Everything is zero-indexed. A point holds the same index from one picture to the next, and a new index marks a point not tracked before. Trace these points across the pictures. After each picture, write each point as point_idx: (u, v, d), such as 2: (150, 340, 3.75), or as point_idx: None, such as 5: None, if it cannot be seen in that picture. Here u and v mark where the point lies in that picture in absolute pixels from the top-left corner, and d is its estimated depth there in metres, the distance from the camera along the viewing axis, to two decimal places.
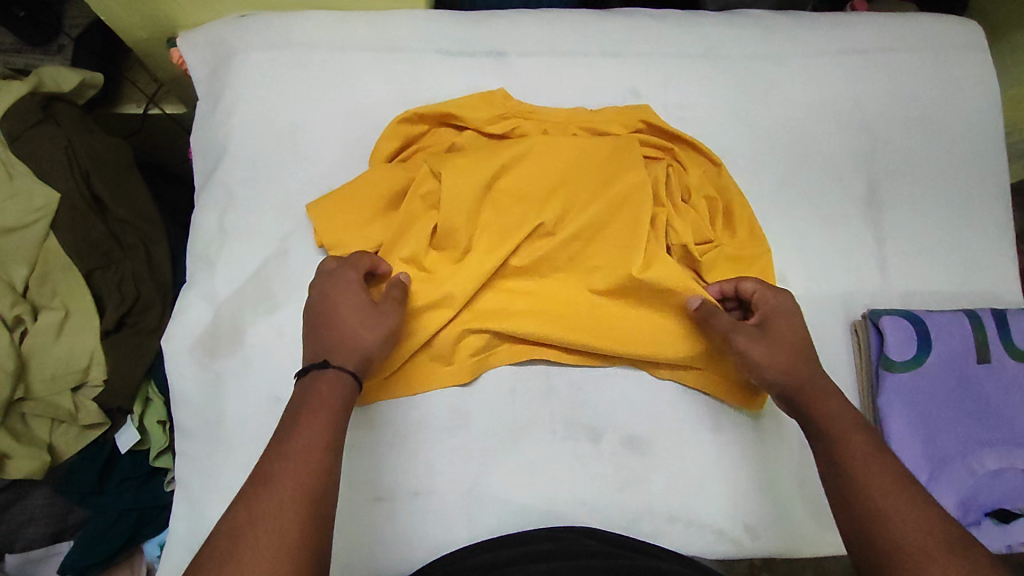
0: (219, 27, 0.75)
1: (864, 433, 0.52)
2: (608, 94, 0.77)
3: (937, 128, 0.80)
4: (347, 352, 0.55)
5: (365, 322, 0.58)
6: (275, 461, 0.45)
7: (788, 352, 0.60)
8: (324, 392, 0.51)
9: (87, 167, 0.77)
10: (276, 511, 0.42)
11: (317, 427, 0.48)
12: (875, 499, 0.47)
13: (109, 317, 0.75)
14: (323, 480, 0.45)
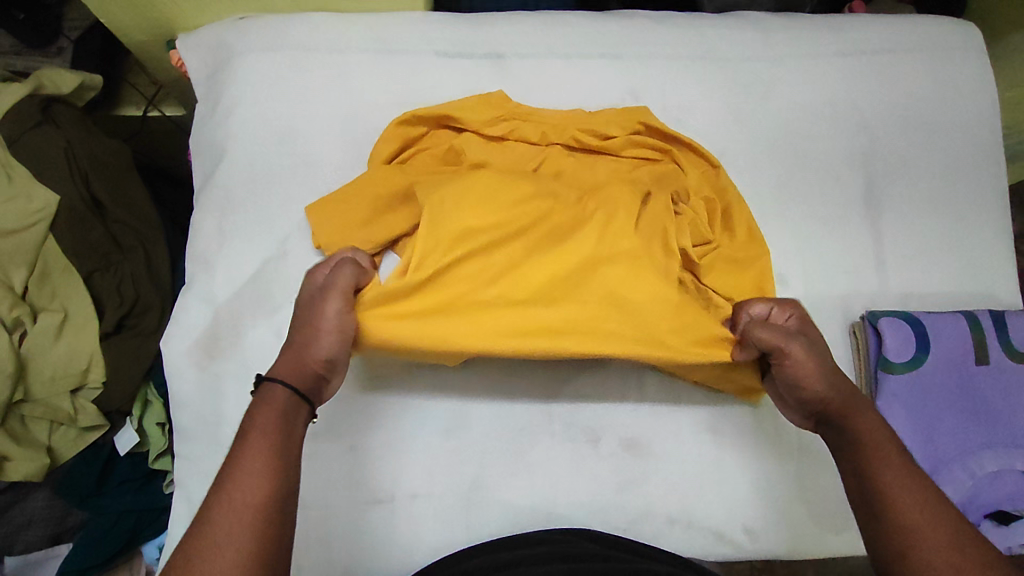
0: (218, 29, 0.76)
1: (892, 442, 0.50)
2: (607, 96, 0.77)
3: (935, 130, 0.80)
4: (291, 365, 0.52)
5: (326, 337, 0.54)
6: (214, 503, 0.41)
7: (828, 370, 0.55)
8: (264, 410, 0.47)
9: (87, 169, 0.77)
10: (215, 561, 0.38)
11: (259, 456, 0.44)
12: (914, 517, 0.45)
13: (108, 319, 0.75)
14: (271, 501, 0.42)
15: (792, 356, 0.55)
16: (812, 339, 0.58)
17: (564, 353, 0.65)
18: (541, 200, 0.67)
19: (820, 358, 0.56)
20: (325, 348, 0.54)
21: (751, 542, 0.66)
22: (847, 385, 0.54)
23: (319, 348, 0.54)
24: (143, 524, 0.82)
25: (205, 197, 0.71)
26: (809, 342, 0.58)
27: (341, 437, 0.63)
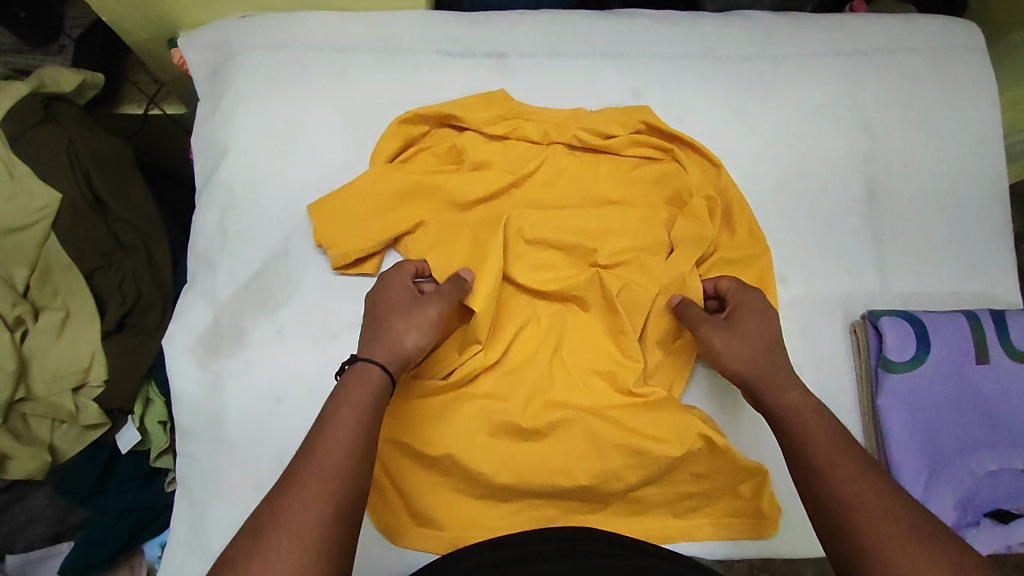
0: (220, 27, 0.75)
1: (825, 421, 0.53)
2: (608, 96, 0.77)
3: (936, 130, 0.80)
4: (388, 349, 0.54)
5: (407, 318, 0.57)
6: (305, 461, 0.45)
7: (757, 349, 0.59)
8: (349, 385, 0.50)
9: (88, 167, 0.77)
10: (298, 516, 0.42)
11: (349, 425, 0.47)
12: (843, 487, 0.48)
13: (110, 317, 0.76)
14: (346, 477, 0.45)
15: (711, 337, 0.61)
16: (747, 316, 0.62)
17: (554, 359, 0.66)
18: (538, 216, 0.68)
19: (750, 336, 0.61)
20: (410, 331, 0.56)
21: (751, 541, 0.66)
22: (765, 359, 0.59)
23: (408, 331, 0.56)
24: (144, 523, 0.82)
25: (207, 196, 0.71)
26: (742, 320, 0.62)
27: None
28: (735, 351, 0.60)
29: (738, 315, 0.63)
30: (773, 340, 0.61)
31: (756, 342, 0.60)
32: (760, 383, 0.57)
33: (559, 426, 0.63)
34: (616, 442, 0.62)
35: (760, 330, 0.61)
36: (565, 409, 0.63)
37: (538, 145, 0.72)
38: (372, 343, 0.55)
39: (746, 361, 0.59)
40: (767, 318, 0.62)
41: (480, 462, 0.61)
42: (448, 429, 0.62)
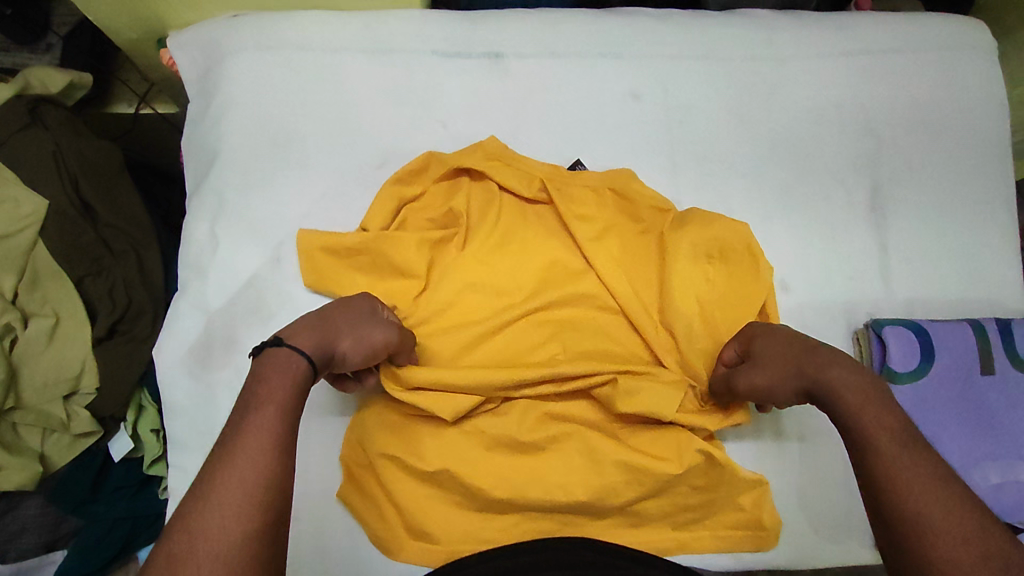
0: (209, 28, 0.73)
1: (890, 428, 0.46)
2: (607, 97, 0.76)
3: (941, 133, 0.78)
4: (315, 335, 0.49)
5: (344, 320, 0.53)
6: (217, 467, 0.39)
7: (794, 373, 0.55)
8: (271, 382, 0.44)
9: (76, 173, 0.75)
10: (207, 532, 0.36)
11: (267, 420, 0.42)
12: (912, 504, 0.42)
13: (101, 324, 0.75)
14: (267, 495, 0.39)
15: (749, 376, 0.58)
16: (773, 341, 0.58)
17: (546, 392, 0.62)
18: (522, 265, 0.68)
19: (781, 359, 0.56)
20: (352, 338, 0.53)
21: (751, 553, 0.65)
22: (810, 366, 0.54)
23: (341, 330, 0.52)
24: (139, 531, 0.82)
25: (197, 202, 0.70)
26: (764, 352, 0.58)
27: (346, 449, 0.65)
28: (775, 391, 0.56)
29: (759, 354, 0.59)
30: (807, 342, 0.56)
31: (788, 362, 0.55)
32: (814, 396, 0.52)
33: (556, 441, 0.62)
34: (616, 459, 0.61)
35: (786, 348, 0.56)
36: (562, 424, 0.63)
37: (536, 177, 0.70)
38: (302, 328, 0.50)
39: (793, 382, 0.55)
40: (788, 333, 0.58)
41: (475, 476, 0.60)
42: (449, 449, 0.61)
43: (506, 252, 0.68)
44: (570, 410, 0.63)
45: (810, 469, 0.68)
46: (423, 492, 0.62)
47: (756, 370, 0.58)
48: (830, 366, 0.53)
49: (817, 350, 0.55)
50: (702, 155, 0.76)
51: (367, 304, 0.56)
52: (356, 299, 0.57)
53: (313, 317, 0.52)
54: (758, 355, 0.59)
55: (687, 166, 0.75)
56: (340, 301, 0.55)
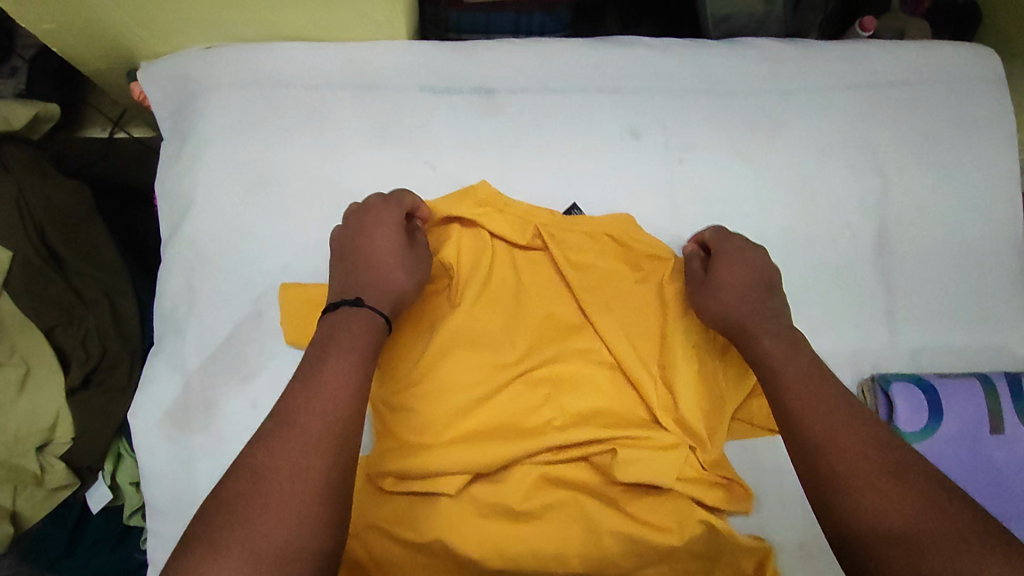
0: (182, 60, 0.69)
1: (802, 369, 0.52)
2: (605, 135, 0.72)
3: (951, 171, 0.76)
4: (381, 294, 0.56)
5: (400, 266, 0.58)
6: (301, 398, 0.46)
7: (743, 296, 0.60)
8: (356, 330, 0.51)
9: (43, 220, 0.71)
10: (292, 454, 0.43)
11: (344, 366, 0.48)
12: (815, 426, 0.48)
13: (74, 374, 0.71)
14: (343, 429, 0.45)
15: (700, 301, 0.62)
16: (734, 262, 0.62)
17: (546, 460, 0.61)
18: (519, 319, 0.65)
19: (736, 285, 0.60)
20: (405, 277, 0.58)
21: None
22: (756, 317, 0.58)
23: (400, 276, 0.58)
24: None
25: (172, 249, 0.66)
26: (725, 270, 0.62)
27: None
28: (715, 302, 0.60)
29: (721, 261, 0.63)
30: (760, 283, 0.61)
31: (737, 295, 0.60)
32: (749, 332, 0.58)
33: (551, 508, 0.60)
34: (614, 530, 0.59)
35: (743, 280, 0.61)
36: (558, 491, 0.61)
37: (531, 225, 0.67)
38: (369, 289, 0.56)
39: (736, 305, 0.59)
40: (753, 264, 0.62)
41: (468, 549, 0.57)
42: (445, 522, 0.58)
43: (500, 309, 0.64)
44: (565, 475, 0.61)
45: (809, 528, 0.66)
46: (413, 564, 0.58)
47: (704, 284, 0.62)
48: (767, 321, 0.58)
49: (764, 299, 0.60)
50: (704, 195, 0.72)
51: (394, 223, 0.60)
52: (396, 224, 0.60)
53: (370, 271, 0.57)
54: (721, 263, 0.62)
55: (689, 207, 0.72)
56: (373, 223, 0.59)
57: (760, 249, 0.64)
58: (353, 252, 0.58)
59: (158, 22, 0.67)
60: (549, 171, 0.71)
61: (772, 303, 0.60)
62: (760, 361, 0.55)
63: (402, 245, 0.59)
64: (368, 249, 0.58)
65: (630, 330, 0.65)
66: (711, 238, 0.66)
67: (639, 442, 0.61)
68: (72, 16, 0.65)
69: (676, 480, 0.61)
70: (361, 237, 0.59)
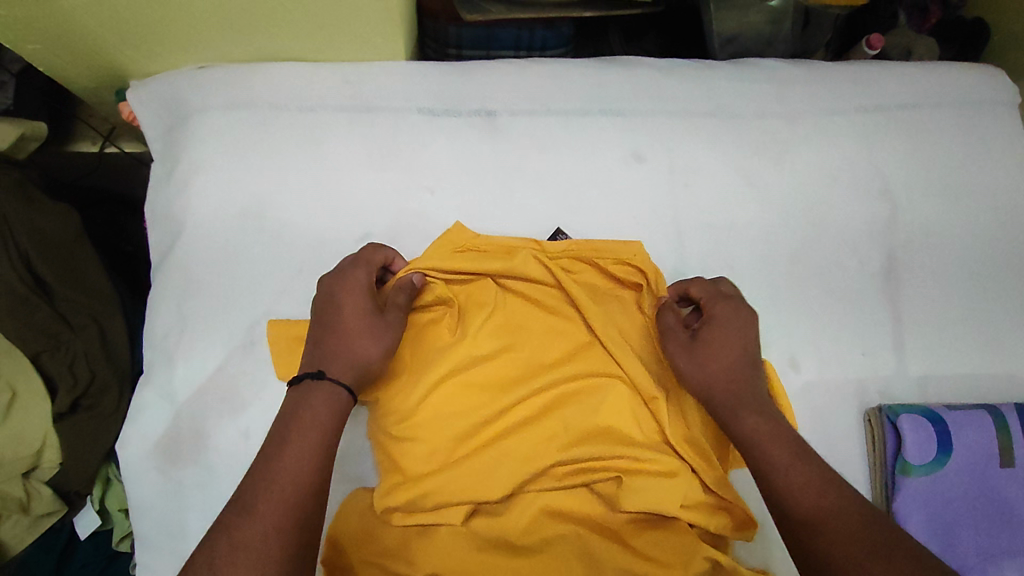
0: (173, 81, 0.67)
1: (773, 432, 0.52)
2: (607, 160, 0.70)
3: (960, 197, 0.74)
4: (345, 365, 0.54)
5: (368, 330, 0.56)
6: (260, 485, 0.46)
7: (735, 367, 0.56)
8: (317, 400, 0.51)
9: (27, 247, 0.69)
10: (255, 542, 0.43)
11: (307, 444, 0.48)
12: (771, 454, 0.51)
13: (62, 400, 0.70)
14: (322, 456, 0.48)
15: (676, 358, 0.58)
16: (728, 327, 0.57)
17: (546, 486, 0.59)
18: (515, 343, 0.62)
19: (725, 357, 0.56)
20: (374, 343, 0.56)
21: None
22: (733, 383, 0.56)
23: (366, 344, 0.55)
24: None
25: (164, 276, 0.65)
26: (719, 336, 0.57)
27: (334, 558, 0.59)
28: (704, 371, 0.56)
29: (715, 324, 0.58)
30: (747, 353, 0.57)
31: (725, 370, 0.56)
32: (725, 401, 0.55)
33: (551, 543, 0.58)
34: (615, 567, 0.57)
35: (729, 352, 0.57)
36: (561, 524, 0.59)
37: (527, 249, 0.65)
38: (332, 360, 0.54)
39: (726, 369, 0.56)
40: (748, 325, 0.58)
41: None
42: (444, 554, 0.57)
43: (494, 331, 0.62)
44: (567, 508, 0.59)
45: None
46: None
47: (698, 350, 0.57)
48: (749, 397, 0.55)
49: (749, 375, 0.56)
50: (709, 220, 0.71)
51: (368, 281, 0.58)
52: (369, 286, 0.58)
53: (336, 339, 0.55)
54: (714, 326, 0.58)
55: (693, 234, 0.70)
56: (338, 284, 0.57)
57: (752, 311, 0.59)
58: (322, 316, 0.56)
59: (147, 42, 0.65)
60: (550, 195, 0.69)
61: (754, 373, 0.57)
62: (748, 439, 0.52)
63: (372, 305, 0.57)
64: (337, 313, 0.56)
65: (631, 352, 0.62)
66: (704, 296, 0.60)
67: (640, 469, 0.58)
68: (60, 37, 0.63)
69: (680, 508, 0.58)
70: (331, 296, 0.58)
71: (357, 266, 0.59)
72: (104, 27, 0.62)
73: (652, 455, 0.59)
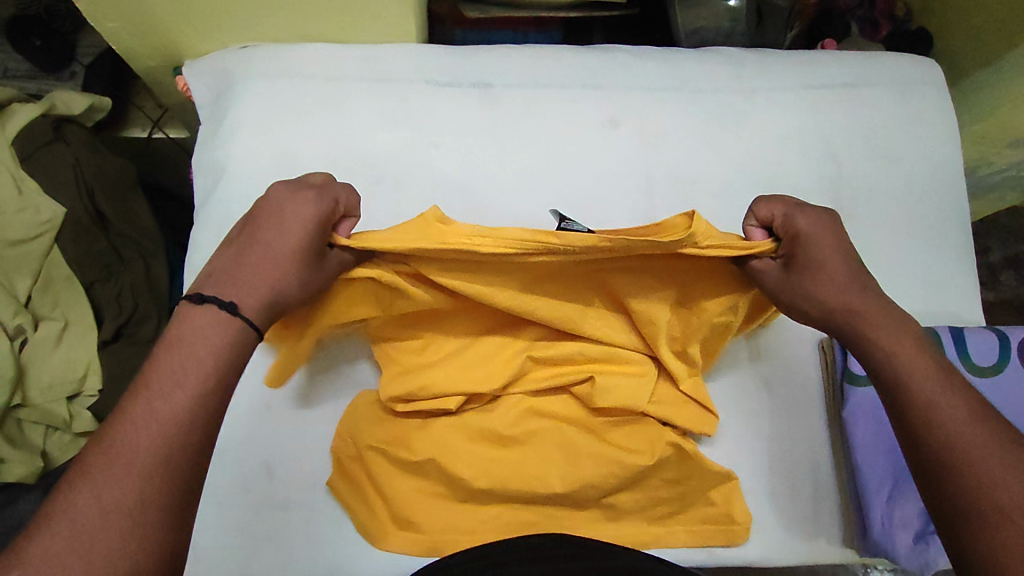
0: (223, 57, 0.80)
1: (932, 371, 0.56)
2: (587, 125, 0.82)
3: (899, 160, 0.85)
4: (256, 299, 0.54)
5: (293, 267, 0.56)
6: (137, 417, 0.46)
7: (845, 276, 0.62)
8: (208, 331, 0.51)
9: (93, 187, 0.85)
10: (128, 475, 0.43)
11: (193, 377, 0.48)
12: (927, 390, 0.55)
13: (108, 326, 0.83)
14: (206, 401, 0.48)
15: (774, 288, 0.63)
16: (824, 239, 0.63)
17: (541, 380, 0.67)
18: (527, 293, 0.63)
19: (834, 269, 0.62)
20: (295, 281, 0.56)
21: (723, 547, 0.69)
22: (859, 304, 0.61)
23: (283, 280, 0.56)
24: None
25: (207, 213, 0.75)
26: (821, 255, 0.62)
27: (346, 448, 0.67)
28: (823, 294, 0.62)
29: (814, 240, 0.62)
30: (852, 268, 0.63)
31: (844, 286, 0.62)
32: (855, 329, 0.61)
33: (535, 434, 0.66)
34: (592, 452, 0.65)
35: (840, 270, 0.62)
36: (543, 419, 0.67)
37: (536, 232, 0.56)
38: (243, 288, 0.55)
39: (841, 295, 0.62)
40: (834, 232, 0.64)
41: (462, 467, 0.64)
42: (442, 437, 0.65)
43: (501, 287, 0.61)
44: (551, 406, 0.68)
45: (793, 471, 0.72)
46: (411, 483, 0.66)
47: (799, 270, 0.62)
48: (882, 319, 0.60)
49: (869, 300, 0.62)
50: (676, 175, 0.81)
51: (311, 215, 0.58)
52: (313, 221, 0.57)
53: (259, 268, 0.56)
54: (812, 243, 0.62)
55: (663, 186, 0.81)
56: (284, 211, 0.57)
57: (831, 213, 0.64)
58: (258, 238, 0.57)
59: (204, 23, 0.79)
60: (538, 152, 0.80)
61: (862, 275, 0.63)
62: (893, 364, 0.58)
63: (312, 246, 0.57)
64: (276, 240, 0.57)
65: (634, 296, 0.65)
66: (778, 218, 0.64)
67: (615, 369, 0.67)
68: (133, 18, 0.77)
69: (648, 403, 0.67)
70: (279, 215, 0.58)
71: (312, 197, 0.58)
72: (171, 6, 0.75)
73: (630, 357, 0.68)
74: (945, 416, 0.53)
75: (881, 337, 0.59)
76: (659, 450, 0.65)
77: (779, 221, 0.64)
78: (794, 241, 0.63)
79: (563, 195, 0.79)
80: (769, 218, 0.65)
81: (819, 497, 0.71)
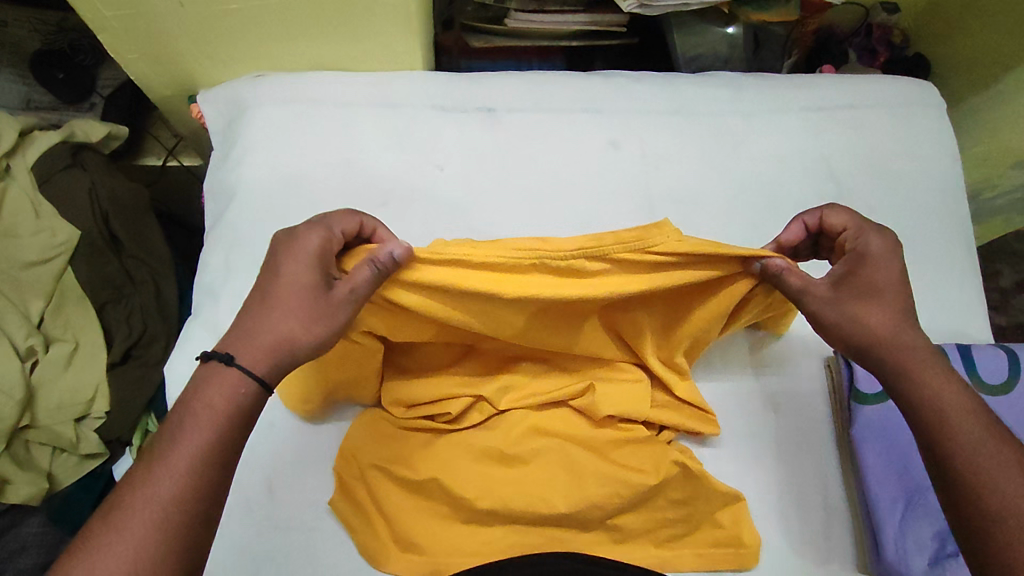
0: (234, 84, 0.83)
1: (974, 418, 0.55)
2: (588, 146, 0.84)
3: (900, 179, 0.85)
4: (265, 350, 0.53)
5: (295, 307, 0.55)
6: (140, 488, 0.46)
7: (901, 307, 0.60)
8: (213, 393, 0.50)
9: (107, 209, 0.89)
10: (142, 543, 0.44)
11: (197, 441, 0.48)
12: (965, 438, 0.54)
13: (116, 349, 0.85)
14: (214, 467, 0.48)
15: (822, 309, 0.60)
16: (889, 264, 0.62)
17: (536, 393, 0.68)
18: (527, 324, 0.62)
19: (891, 296, 0.60)
20: (298, 320, 0.55)
21: (733, 572, 0.66)
22: (906, 336, 0.59)
23: (289, 321, 0.54)
24: None
25: (216, 235, 0.77)
26: (876, 276, 0.61)
27: (350, 467, 0.67)
28: (870, 320, 0.59)
29: (875, 263, 0.61)
30: (904, 295, 0.61)
31: (894, 314, 0.59)
32: (895, 369, 0.58)
33: (539, 453, 0.65)
34: (593, 471, 0.64)
35: (895, 296, 0.60)
36: (545, 437, 0.66)
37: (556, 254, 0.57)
38: (250, 340, 0.53)
39: (889, 324, 0.59)
40: (898, 257, 0.62)
41: (464, 487, 0.63)
42: (443, 457, 0.65)
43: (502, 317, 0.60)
44: (552, 424, 0.67)
45: (802, 494, 0.70)
46: (412, 503, 0.65)
47: (854, 289, 0.61)
48: (923, 353, 0.58)
49: (915, 333, 0.59)
50: (677, 195, 0.82)
51: (311, 252, 0.56)
52: (315, 257, 0.56)
53: (266, 314, 0.54)
54: (871, 266, 0.61)
55: (664, 207, 0.81)
56: (283, 253, 0.56)
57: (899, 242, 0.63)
58: (262, 284, 0.56)
59: (219, 53, 0.82)
60: (541, 172, 0.82)
61: (914, 311, 0.61)
62: (927, 406, 0.56)
63: (314, 285, 0.55)
64: (279, 285, 0.55)
65: (626, 317, 0.65)
66: (848, 231, 0.64)
67: (610, 375, 0.69)
68: (151, 50, 0.80)
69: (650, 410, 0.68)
70: (276, 263, 0.56)
71: (313, 229, 0.57)
72: (187, 38, 0.78)
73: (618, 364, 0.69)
74: (987, 472, 0.52)
75: (929, 377, 0.57)
76: (661, 467, 0.65)
77: (851, 233, 0.63)
78: (855, 259, 0.62)
79: (564, 215, 0.80)
80: (840, 227, 0.64)
81: (829, 520, 0.70)
